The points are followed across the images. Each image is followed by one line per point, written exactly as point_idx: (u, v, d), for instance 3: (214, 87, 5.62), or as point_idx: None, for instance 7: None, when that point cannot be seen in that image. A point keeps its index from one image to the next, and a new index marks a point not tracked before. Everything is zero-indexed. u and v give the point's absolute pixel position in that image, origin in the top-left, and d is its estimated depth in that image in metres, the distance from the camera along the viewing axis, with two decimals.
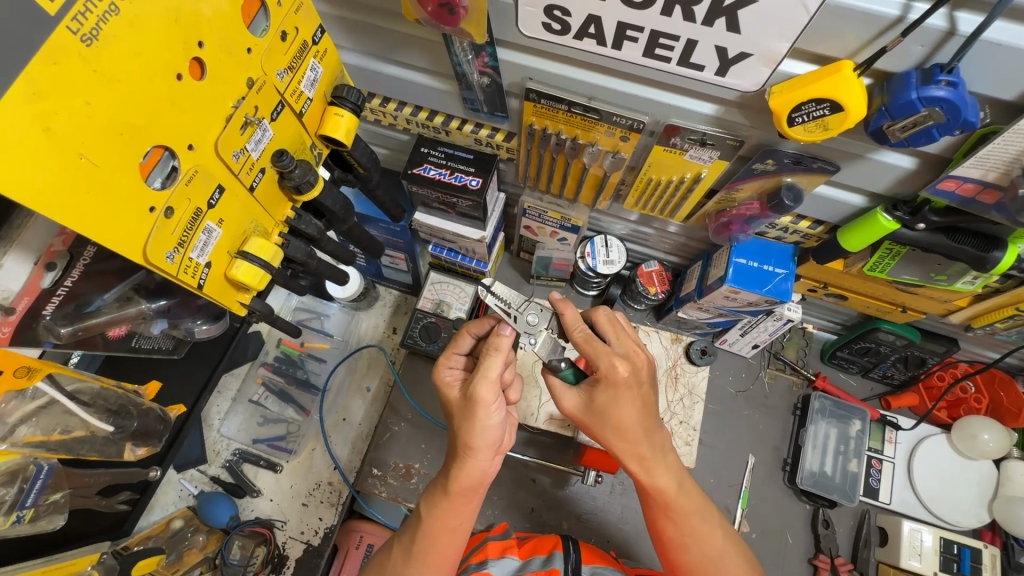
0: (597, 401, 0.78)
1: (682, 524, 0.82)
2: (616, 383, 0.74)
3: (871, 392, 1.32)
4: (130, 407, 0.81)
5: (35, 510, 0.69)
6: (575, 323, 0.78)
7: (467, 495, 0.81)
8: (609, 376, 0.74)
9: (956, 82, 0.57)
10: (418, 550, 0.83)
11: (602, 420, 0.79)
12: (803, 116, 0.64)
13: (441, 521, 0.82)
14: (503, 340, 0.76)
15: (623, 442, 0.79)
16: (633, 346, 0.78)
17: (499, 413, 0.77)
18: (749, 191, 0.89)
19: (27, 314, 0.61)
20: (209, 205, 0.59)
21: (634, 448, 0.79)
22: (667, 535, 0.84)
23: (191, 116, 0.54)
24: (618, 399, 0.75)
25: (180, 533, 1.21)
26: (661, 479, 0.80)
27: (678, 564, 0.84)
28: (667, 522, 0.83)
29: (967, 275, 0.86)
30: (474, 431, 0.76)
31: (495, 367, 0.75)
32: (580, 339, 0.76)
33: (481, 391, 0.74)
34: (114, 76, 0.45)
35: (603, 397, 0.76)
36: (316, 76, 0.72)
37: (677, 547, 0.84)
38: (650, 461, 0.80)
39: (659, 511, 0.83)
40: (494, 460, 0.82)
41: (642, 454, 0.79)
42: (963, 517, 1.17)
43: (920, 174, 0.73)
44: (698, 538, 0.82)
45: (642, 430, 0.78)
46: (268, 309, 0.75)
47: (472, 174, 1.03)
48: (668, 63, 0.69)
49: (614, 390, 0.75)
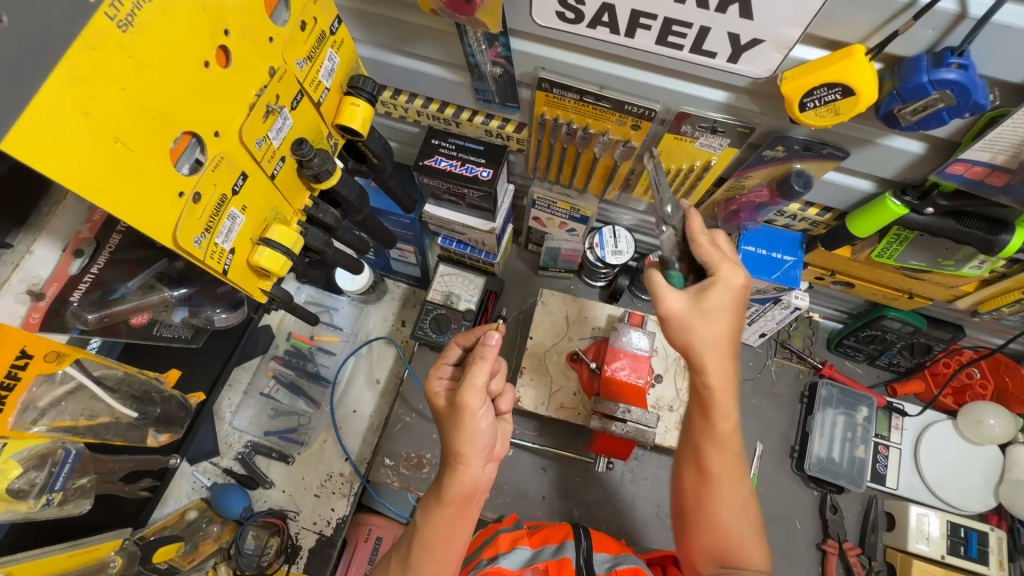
0: (708, 301, 0.76)
1: (728, 459, 0.81)
2: (734, 288, 0.76)
3: (877, 380, 1.33)
4: (153, 394, 0.83)
5: (64, 494, 0.70)
6: (701, 231, 0.79)
7: (460, 505, 0.81)
8: (727, 281, 0.76)
9: (966, 64, 0.58)
10: (416, 558, 0.82)
11: (704, 324, 0.77)
12: (814, 101, 0.66)
13: (436, 532, 0.81)
14: (489, 349, 0.78)
15: (716, 357, 0.78)
16: (738, 264, 0.82)
17: (487, 418, 0.79)
18: (759, 178, 0.89)
19: (55, 299, 0.63)
20: (233, 192, 0.60)
21: (724, 367, 0.78)
22: (709, 466, 0.82)
23: (217, 103, 0.55)
24: (728, 303, 0.76)
25: (195, 523, 1.23)
26: (729, 409, 0.81)
27: (705, 498, 0.82)
28: (713, 452, 0.82)
29: (974, 259, 0.87)
30: (462, 438, 0.78)
31: (480, 375, 0.77)
32: (705, 241, 0.78)
33: (467, 398, 0.77)
34: (148, 62, 0.46)
35: (715, 299, 0.76)
36: (333, 66, 0.73)
37: (712, 480, 0.81)
38: (726, 387, 0.80)
39: (706, 438, 0.83)
40: (486, 468, 0.83)
41: (722, 377, 0.79)
42: (969, 501, 1.18)
43: (929, 157, 0.74)
44: (735, 482, 0.81)
45: (730, 350, 0.79)
46: (287, 296, 0.76)
47: (482, 165, 1.04)
48: (680, 50, 0.70)
49: (728, 295, 0.76)
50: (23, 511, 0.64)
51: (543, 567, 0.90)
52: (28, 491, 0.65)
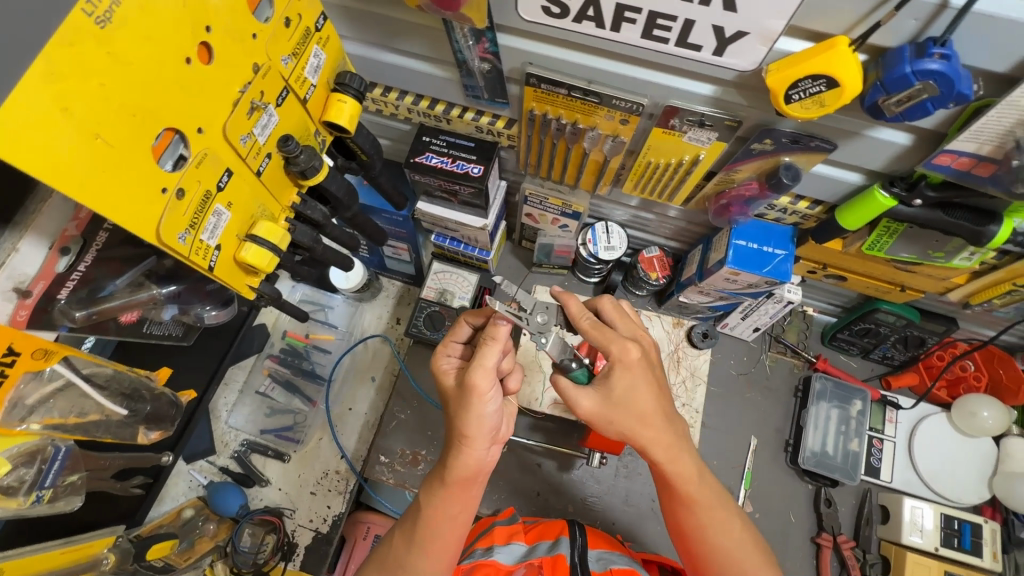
0: (615, 392, 0.77)
1: (703, 516, 0.82)
2: (632, 365, 0.77)
3: (872, 373, 1.33)
4: (143, 391, 0.83)
5: (54, 491, 0.70)
6: (581, 314, 0.80)
7: (463, 485, 0.81)
8: (622, 360, 0.77)
9: (949, 54, 0.58)
10: (419, 538, 0.82)
11: (623, 412, 0.78)
12: (799, 93, 0.65)
13: (439, 512, 0.82)
14: (500, 330, 0.76)
15: (648, 430, 0.79)
16: (637, 331, 0.83)
17: (495, 402, 0.78)
18: (748, 172, 0.89)
19: (43, 297, 0.62)
20: (218, 188, 0.61)
21: (659, 435, 0.79)
22: (686, 527, 0.84)
23: (200, 99, 0.55)
24: (636, 382, 0.77)
25: (190, 522, 1.23)
26: (684, 466, 0.81)
27: (699, 555, 0.83)
28: (686, 513, 0.83)
29: (964, 251, 0.87)
30: (470, 420, 0.77)
31: (492, 357, 0.75)
32: (588, 327, 0.79)
33: (477, 380, 0.75)
34: (128, 58, 0.47)
35: (620, 385, 0.77)
36: (319, 63, 0.73)
37: (695, 537, 0.83)
38: (673, 449, 0.80)
39: (679, 503, 0.83)
40: (491, 450, 0.83)
41: (667, 441, 0.80)
42: (963, 493, 1.18)
43: (916, 149, 0.74)
44: (718, 527, 0.82)
45: (663, 415, 0.79)
46: (276, 293, 0.76)
47: (473, 162, 1.04)
48: (666, 44, 0.70)
49: (629, 375, 0.77)
50: (13, 508, 0.65)
51: (537, 563, 0.90)
52: (18, 488, 0.65)
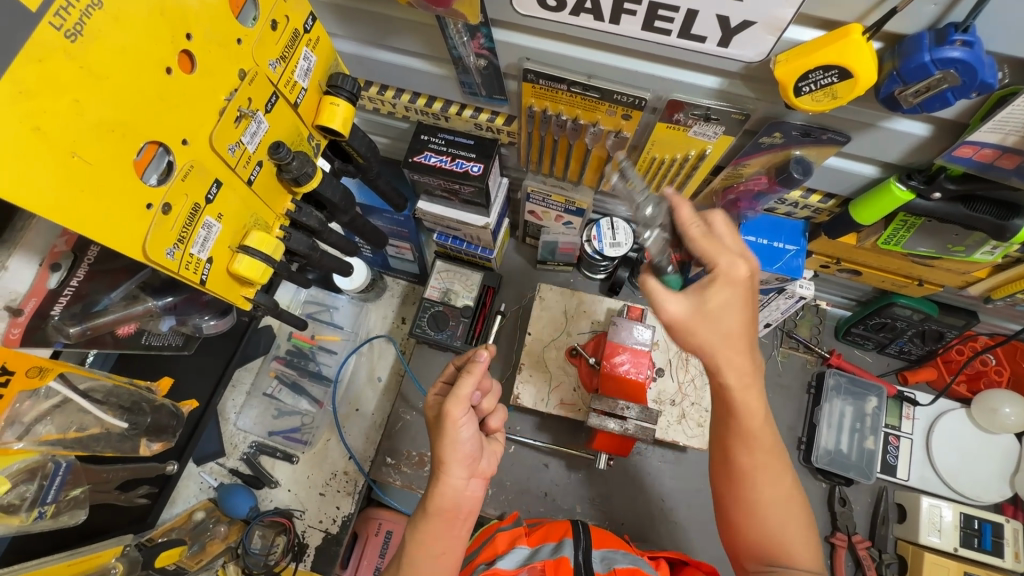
0: (710, 303, 0.68)
1: (759, 457, 0.75)
2: (735, 281, 0.68)
3: (888, 368, 1.29)
4: (143, 404, 0.83)
5: (57, 506, 0.70)
6: (691, 220, 0.71)
7: (447, 519, 0.79)
8: (728, 274, 0.68)
9: (972, 41, 0.54)
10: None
11: (708, 327, 0.69)
12: (809, 85, 0.62)
13: (425, 550, 0.79)
14: (476, 365, 0.79)
15: (729, 352, 0.70)
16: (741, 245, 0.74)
17: (470, 428, 0.79)
18: (757, 166, 0.86)
19: (35, 315, 0.61)
20: (207, 200, 0.59)
21: (737, 360, 0.71)
22: (739, 466, 0.76)
23: (184, 110, 0.54)
24: (733, 300, 0.68)
25: (201, 524, 1.24)
26: (753, 402, 0.73)
27: (736, 499, 0.77)
28: (742, 451, 0.76)
29: (985, 246, 0.83)
30: (444, 446, 0.78)
31: (467, 387, 0.77)
32: (697, 235, 0.71)
33: (450, 408, 0.77)
34: (104, 72, 0.45)
35: (717, 299, 0.68)
36: (310, 65, 0.71)
37: (745, 480, 0.76)
38: (750, 380, 0.72)
39: (738, 440, 0.75)
40: (470, 483, 0.81)
41: (745, 372, 0.72)
42: (984, 492, 1.15)
43: (935, 140, 0.70)
44: (770, 478, 0.75)
45: (749, 341, 0.71)
46: (273, 303, 0.75)
47: (473, 160, 1.01)
48: (668, 36, 0.67)
49: (731, 290, 0.68)
50: (16, 524, 0.65)
51: (540, 566, 0.89)
52: (19, 505, 0.65)
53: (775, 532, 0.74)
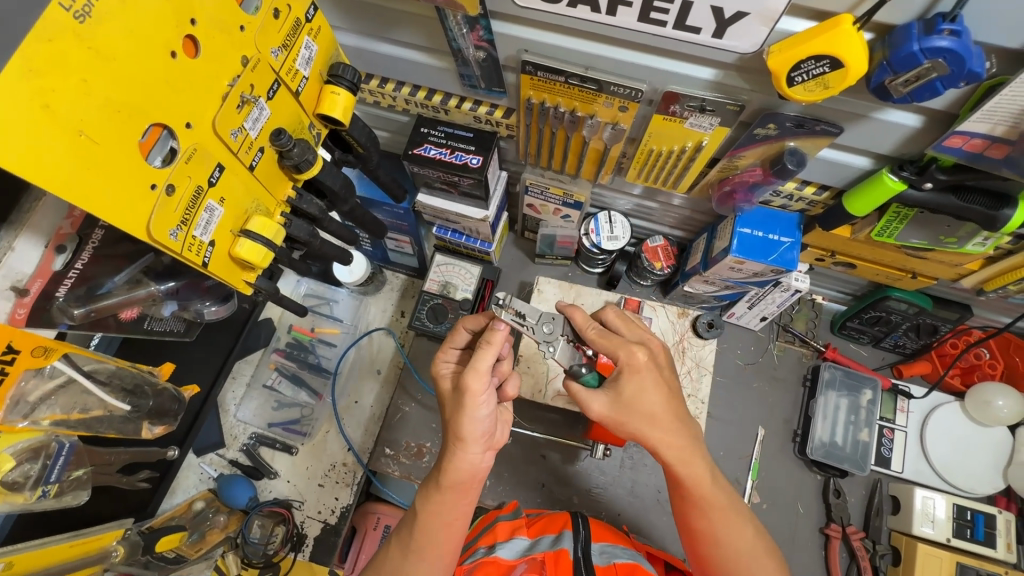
0: (624, 393, 0.78)
1: (715, 517, 0.80)
2: (638, 368, 0.78)
3: (883, 362, 1.30)
4: (146, 387, 0.84)
5: (61, 486, 0.71)
6: (586, 324, 0.84)
7: (463, 490, 0.82)
8: (630, 364, 0.79)
9: (959, 31, 0.55)
10: (417, 547, 0.82)
11: (632, 414, 0.79)
12: (802, 75, 0.63)
13: (437, 518, 0.83)
14: (495, 335, 0.79)
15: (657, 431, 0.79)
16: (644, 334, 0.84)
17: (488, 405, 0.80)
18: (752, 158, 0.87)
19: (40, 295, 0.63)
20: (210, 184, 0.60)
21: (671, 436, 0.79)
22: (698, 529, 0.82)
23: (188, 94, 0.55)
24: (645, 385, 0.78)
25: (201, 513, 1.25)
26: (698, 470, 0.80)
27: (706, 559, 0.82)
28: (697, 515, 0.81)
29: (977, 236, 0.84)
30: (463, 422, 0.79)
31: (485, 360, 0.77)
32: (595, 335, 0.82)
33: (470, 382, 0.77)
34: (110, 54, 0.46)
35: (629, 388, 0.78)
36: (311, 54, 0.72)
37: (708, 541, 0.81)
38: (686, 451, 0.79)
39: (690, 506, 0.82)
40: (484, 455, 0.83)
41: (678, 443, 0.79)
42: (978, 484, 1.16)
43: (926, 131, 0.72)
44: (731, 532, 0.80)
45: (673, 416, 0.79)
46: (274, 288, 0.76)
47: (472, 152, 1.03)
48: (664, 27, 0.68)
49: (638, 378, 0.78)
50: (21, 502, 0.66)
51: (540, 558, 0.89)
52: (23, 483, 0.66)
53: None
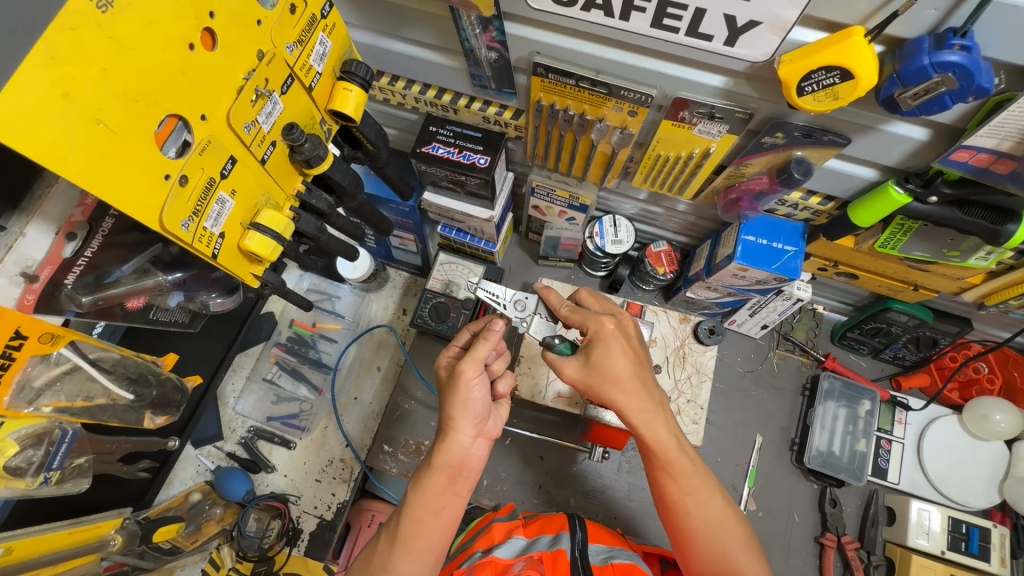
0: (592, 357, 0.80)
1: (684, 483, 0.80)
2: (605, 335, 0.80)
3: (882, 373, 1.31)
4: (149, 376, 0.87)
5: (62, 473, 0.73)
6: (560, 303, 0.87)
7: (449, 475, 0.81)
8: (599, 333, 0.81)
9: (970, 46, 0.56)
10: (403, 534, 0.79)
11: (599, 378, 0.80)
12: (812, 85, 0.64)
13: (424, 504, 0.80)
14: (493, 333, 0.84)
15: (623, 395, 0.80)
16: (615, 309, 0.87)
17: (482, 389, 0.82)
18: (759, 166, 0.88)
19: (50, 282, 0.64)
20: (222, 176, 0.61)
21: (636, 401, 0.80)
22: (669, 497, 0.81)
23: (204, 87, 0.55)
24: (611, 351, 0.79)
25: (198, 505, 1.23)
26: (661, 432, 0.80)
27: (681, 531, 0.80)
28: (669, 481, 0.81)
29: (981, 251, 0.85)
30: (456, 402, 0.81)
31: (483, 350, 0.81)
32: (567, 312, 0.85)
33: (464, 366, 0.80)
34: (130, 44, 0.47)
35: (597, 353, 0.80)
36: (325, 50, 0.72)
37: (678, 510, 0.80)
38: (652, 414, 0.80)
39: (661, 472, 0.81)
40: (475, 441, 0.83)
41: (643, 407, 0.80)
42: (973, 498, 1.16)
43: (934, 144, 0.72)
44: (698, 498, 0.80)
45: (640, 381, 0.80)
46: (280, 282, 0.76)
47: (480, 152, 1.03)
48: (676, 34, 0.69)
49: (607, 345, 0.80)
50: (22, 488, 0.67)
51: (537, 557, 0.88)
52: (26, 468, 0.67)
53: (723, 547, 0.78)
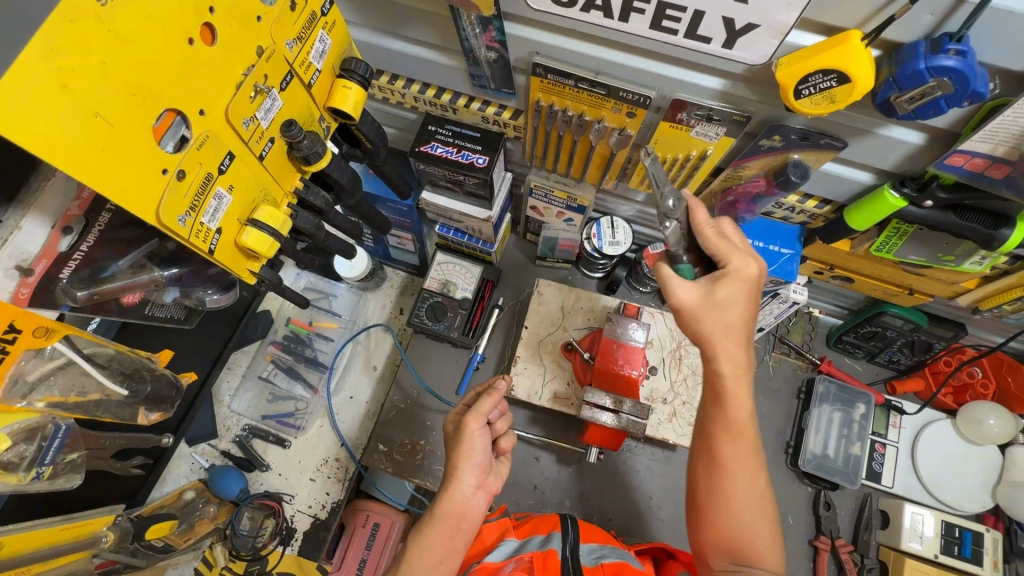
0: (718, 293, 0.71)
1: (743, 451, 0.75)
2: (745, 277, 0.71)
3: (877, 377, 1.31)
4: (144, 372, 0.86)
5: (55, 468, 0.73)
6: (707, 223, 0.73)
7: (452, 525, 0.80)
8: (739, 271, 0.71)
9: (965, 51, 0.56)
10: (400, 574, 0.77)
11: (714, 317, 0.72)
12: (809, 88, 0.64)
13: (425, 550, 0.78)
14: (496, 388, 0.87)
15: (728, 344, 0.73)
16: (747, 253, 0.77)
17: (484, 442, 0.84)
18: (757, 169, 0.88)
19: (44, 276, 0.64)
20: (219, 171, 0.61)
21: (733, 356, 0.73)
22: (720, 458, 0.76)
23: (203, 81, 0.55)
24: (739, 295, 0.71)
25: (191, 504, 1.21)
26: (743, 393, 0.74)
27: (715, 491, 0.76)
28: (727, 443, 0.75)
29: (975, 255, 0.85)
30: (459, 453, 0.83)
31: (486, 405, 0.85)
32: (714, 236, 0.73)
33: (468, 420, 0.83)
34: (130, 38, 0.47)
35: (726, 292, 0.71)
36: (325, 48, 0.72)
37: (724, 474, 0.76)
38: (741, 372, 0.74)
39: (723, 432, 0.76)
40: (477, 493, 0.84)
41: (734, 365, 0.73)
42: (966, 502, 1.17)
43: (930, 148, 0.73)
44: (749, 473, 0.75)
45: (744, 338, 0.73)
46: (277, 279, 0.76)
47: (478, 152, 1.03)
48: (675, 35, 0.69)
49: (739, 286, 0.71)
50: (14, 482, 0.67)
51: (528, 558, 0.87)
52: (17, 463, 0.67)
53: (745, 525, 0.74)
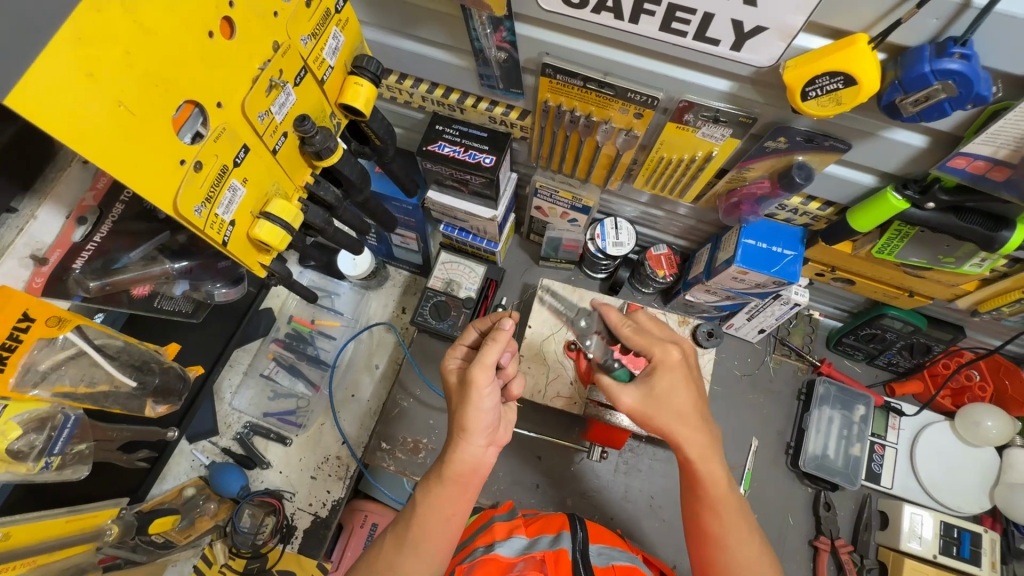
0: (656, 389, 0.77)
1: (726, 519, 0.79)
2: (672, 366, 0.77)
3: (876, 379, 1.33)
4: (152, 364, 0.87)
5: (63, 459, 0.73)
6: (621, 322, 0.82)
7: (460, 485, 0.81)
8: (665, 362, 0.77)
9: (969, 55, 0.58)
10: (412, 538, 0.80)
11: (663, 410, 0.77)
12: (816, 90, 0.65)
13: (431, 518, 0.81)
14: (501, 333, 0.80)
15: (686, 428, 0.77)
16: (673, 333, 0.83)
17: (492, 398, 0.80)
18: (761, 170, 0.89)
19: (59, 266, 0.65)
20: (234, 164, 0.61)
21: (693, 437, 0.78)
22: (709, 531, 0.80)
23: (221, 74, 0.56)
24: (676, 383, 0.76)
25: (192, 500, 1.21)
26: (715, 469, 0.79)
27: (711, 564, 0.79)
28: (710, 516, 0.80)
29: (975, 258, 0.87)
30: (468, 413, 0.79)
31: (492, 354, 0.78)
32: (629, 332, 0.80)
33: (474, 374, 0.78)
34: (154, 29, 0.48)
35: (663, 384, 0.76)
36: (338, 45, 0.73)
37: (716, 545, 0.79)
38: (708, 449, 0.79)
39: (703, 504, 0.80)
40: (488, 450, 0.83)
41: (699, 441, 0.78)
42: (965, 503, 1.18)
43: (932, 151, 0.74)
44: (740, 537, 0.78)
45: (700, 415, 0.78)
46: (287, 272, 0.77)
47: (485, 152, 1.04)
48: (684, 37, 0.70)
49: (673, 376, 0.77)
50: (24, 472, 0.67)
51: (539, 557, 0.87)
52: (28, 453, 0.67)
53: None
